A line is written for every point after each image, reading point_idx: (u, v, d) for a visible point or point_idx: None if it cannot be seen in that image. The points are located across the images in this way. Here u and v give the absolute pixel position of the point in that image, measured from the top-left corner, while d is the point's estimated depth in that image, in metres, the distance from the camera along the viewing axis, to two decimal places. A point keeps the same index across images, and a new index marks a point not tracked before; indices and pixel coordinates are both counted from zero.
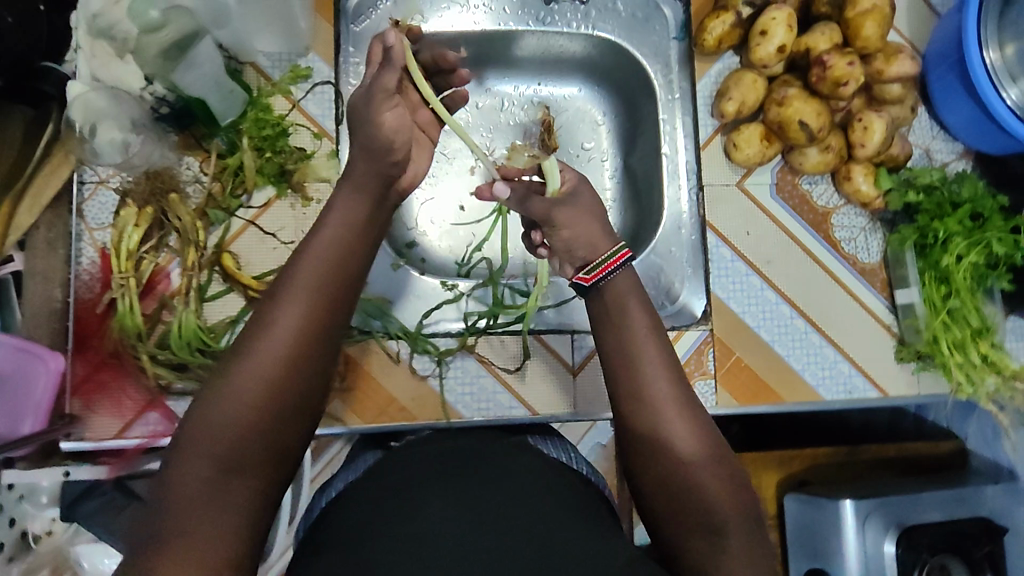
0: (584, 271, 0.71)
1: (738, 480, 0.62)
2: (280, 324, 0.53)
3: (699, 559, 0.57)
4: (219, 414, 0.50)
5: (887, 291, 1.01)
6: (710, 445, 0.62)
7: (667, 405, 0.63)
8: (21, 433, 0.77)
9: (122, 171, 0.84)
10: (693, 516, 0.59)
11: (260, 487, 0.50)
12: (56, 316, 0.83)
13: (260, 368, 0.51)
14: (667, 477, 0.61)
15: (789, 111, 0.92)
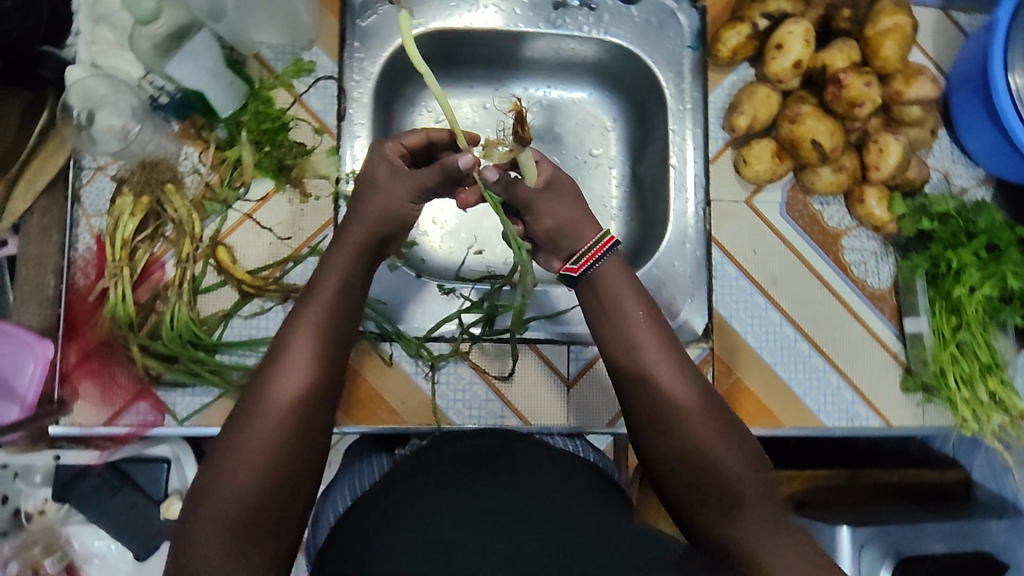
0: (571, 261, 0.73)
1: (748, 448, 0.64)
2: (278, 391, 0.58)
3: (720, 532, 0.59)
4: (232, 483, 0.54)
5: (897, 318, 0.98)
6: (714, 414, 0.65)
7: (672, 384, 0.65)
8: (10, 419, 0.78)
9: (120, 160, 0.83)
10: (715, 489, 0.60)
11: (270, 548, 0.54)
12: (48, 301, 0.82)
13: (264, 435, 0.56)
14: (681, 453, 0.62)
15: (802, 129, 0.89)
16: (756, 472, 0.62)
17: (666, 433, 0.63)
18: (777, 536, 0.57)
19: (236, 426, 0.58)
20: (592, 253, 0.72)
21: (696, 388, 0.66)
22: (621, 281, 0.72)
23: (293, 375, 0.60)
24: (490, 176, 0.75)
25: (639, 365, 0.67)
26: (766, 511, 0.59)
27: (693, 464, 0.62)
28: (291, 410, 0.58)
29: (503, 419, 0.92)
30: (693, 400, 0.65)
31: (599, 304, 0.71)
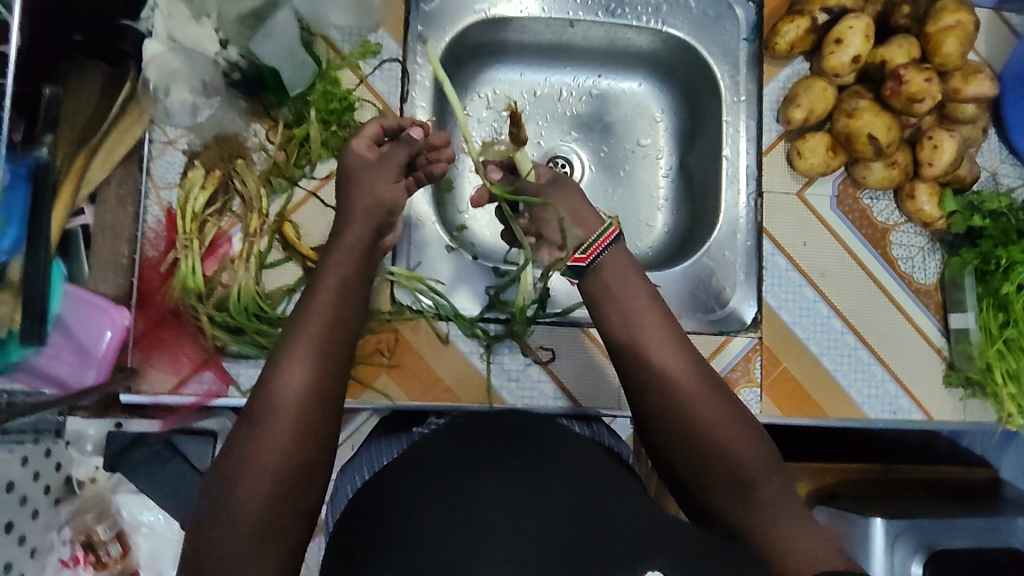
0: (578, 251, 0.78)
1: (752, 426, 0.69)
2: (283, 398, 0.61)
3: (733, 512, 0.64)
4: (245, 490, 0.57)
5: (941, 314, 1.00)
6: (718, 396, 0.70)
7: (675, 370, 0.71)
8: (85, 383, 0.78)
9: (191, 134, 0.86)
10: (721, 472, 0.65)
11: (285, 546, 0.57)
12: (122, 270, 0.83)
13: (274, 441, 0.59)
14: (688, 441, 0.67)
15: (858, 123, 0.90)
16: (762, 450, 0.67)
17: (675, 423, 0.68)
18: (785, 512, 0.62)
19: (247, 435, 0.60)
20: (598, 243, 0.78)
21: (700, 374, 0.71)
22: (626, 273, 0.78)
23: (293, 384, 0.61)
24: (496, 175, 0.90)
25: (644, 357, 0.72)
26: (774, 485, 0.64)
27: (700, 451, 0.67)
28: (298, 415, 0.60)
29: (555, 400, 0.94)
30: (697, 387, 0.70)
31: (606, 302, 0.77)
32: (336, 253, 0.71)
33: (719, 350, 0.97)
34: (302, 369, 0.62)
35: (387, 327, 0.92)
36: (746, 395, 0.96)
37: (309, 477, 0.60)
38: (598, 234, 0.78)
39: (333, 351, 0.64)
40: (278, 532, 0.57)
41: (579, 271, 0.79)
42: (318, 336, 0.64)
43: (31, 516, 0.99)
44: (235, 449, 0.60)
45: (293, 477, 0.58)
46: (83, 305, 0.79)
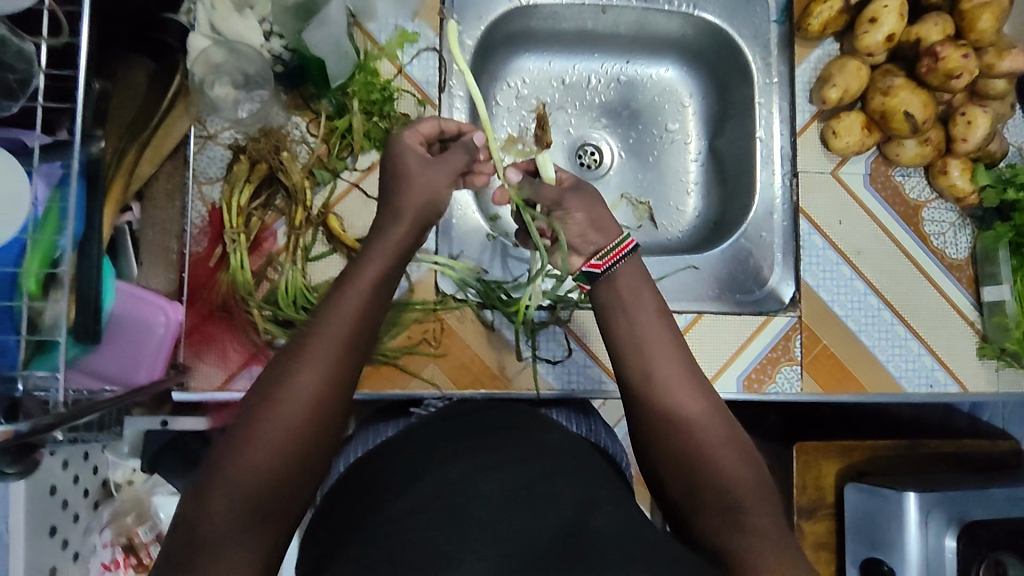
0: (595, 258, 0.74)
1: (754, 457, 0.63)
2: (304, 377, 0.56)
3: (720, 538, 0.58)
4: (247, 463, 0.53)
5: (973, 287, 1.02)
6: (718, 416, 0.65)
7: (677, 383, 0.66)
8: (139, 381, 0.76)
9: (234, 128, 0.85)
10: (714, 498, 0.60)
11: (279, 530, 0.54)
12: (172, 266, 0.85)
13: (290, 420, 0.55)
14: (682, 458, 0.63)
15: (894, 101, 0.92)
16: (761, 485, 0.61)
17: (674, 438, 0.63)
18: (776, 547, 0.56)
19: (258, 406, 0.56)
20: (616, 251, 0.73)
21: (706, 398, 0.65)
22: (637, 284, 0.72)
23: (312, 379, 0.57)
24: (513, 176, 0.85)
25: (650, 370, 0.66)
26: (764, 517, 0.58)
27: (695, 470, 0.62)
28: (318, 400, 0.56)
29: (600, 383, 0.95)
30: (701, 408, 0.64)
31: (612, 309, 0.71)
32: (377, 247, 0.66)
33: (761, 329, 0.97)
34: (329, 352, 0.58)
35: (432, 317, 0.92)
36: (788, 373, 0.97)
37: (311, 466, 0.56)
38: (616, 243, 0.73)
39: (358, 348, 0.60)
40: (273, 514, 0.53)
41: (594, 277, 0.73)
42: (352, 318, 0.60)
43: (73, 520, 0.97)
44: (245, 416, 0.57)
45: (298, 462, 0.55)
46: (137, 303, 0.78)
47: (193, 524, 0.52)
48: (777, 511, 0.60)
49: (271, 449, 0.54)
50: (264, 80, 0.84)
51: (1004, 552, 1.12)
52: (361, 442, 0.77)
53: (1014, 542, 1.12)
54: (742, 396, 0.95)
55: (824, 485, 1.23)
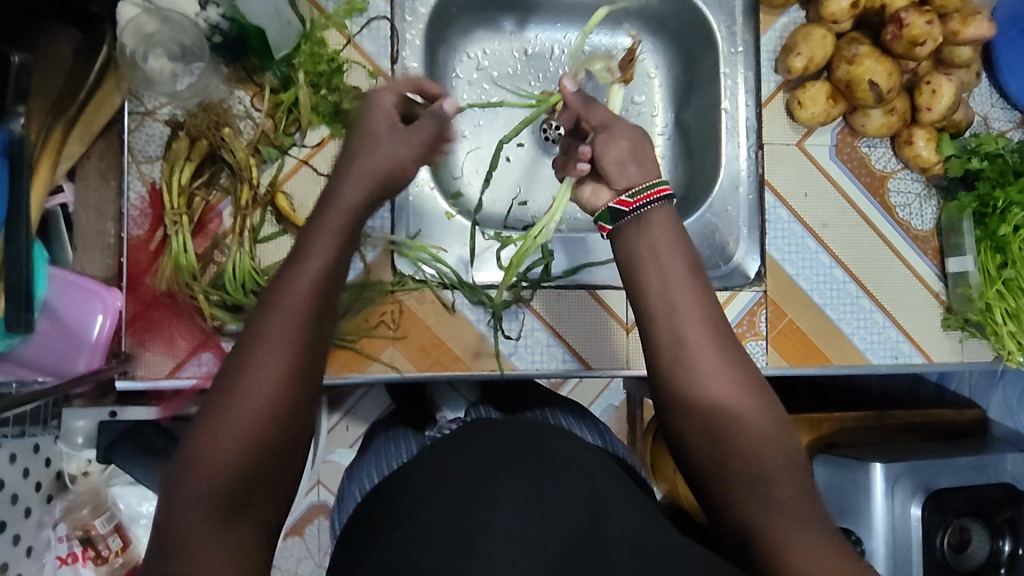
0: (626, 195, 0.71)
1: (784, 429, 0.62)
2: (264, 372, 0.52)
3: (747, 511, 0.58)
4: (211, 459, 0.51)
5: (938, 258, 1.01)
6: (753, 385, 0.63)
7: (710, 353, 0.63)
8: (75, 371, 0.76)
9: (172, 103, 0.80)
10: (743, 473, 0.59)
11: (259, 526, 0.52)
12: (110, 251, 0.81)
13: (251, 416, 0.52)
14: (713, 432, 0.61)
15: (859, 70, 0.90)
16: (789, 458, 0.60)
17: (699, 406, 0.62)
18: (807, 524, 0.57)
19: (219, 398, 0.53)
20: (651, 192, 0.69)
21: (735, 370, 0.63)
22: (669, 240, 0.68)
23: (271, 371, 0.53)
24: (570, 87, 0.76)
25: (681, 336, 0.64)
26: (795, 489, 0.59)
27: (724, 446, 0.61)
28: (280, 384, 0.53)
29: (565, 363, 0.93)
30: (730, 384, 0.62)
31: (642, 260, 0.67)
32: (331, 211, 0.59)
33: (726, 304, 0.96)
34: (283, 330, 0.53)
35: (390, 298, 0.90)
36: (753, 349, 0.96)
37: (284, 454, 0.53)
38: (651, 184, 0.70)
39: (316, 335, 0.55)
40: (250, 508, 0.51)
41: (621, 215, 0.71)
42: (309, 298, 0.55)
43: (23, 515, 0.94)
44: (206, 410, 0.54)
45: (265, 451, 0.52)
46: (74, 291, 0.76)
47: (167, 530, 0.50)
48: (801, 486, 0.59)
49: (236, 442, 0.51)
50: (200, 51, 0.79)
51: (967, 519, 1.14)
52: (375, 466, 0.73)
53: (976, 508, 1.14)
54: None
55: None
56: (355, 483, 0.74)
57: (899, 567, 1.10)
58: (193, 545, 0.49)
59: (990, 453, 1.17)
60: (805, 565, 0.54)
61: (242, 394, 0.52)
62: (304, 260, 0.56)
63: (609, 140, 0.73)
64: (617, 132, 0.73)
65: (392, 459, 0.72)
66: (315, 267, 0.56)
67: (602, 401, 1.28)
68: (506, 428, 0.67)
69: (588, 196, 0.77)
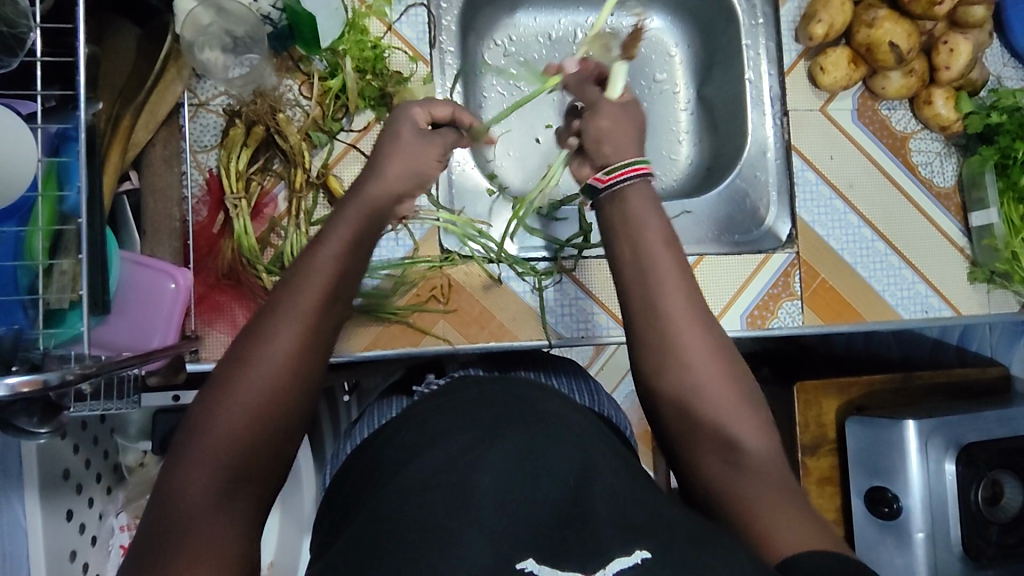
0: (602, 173, 0.73)
1: (762, 405, 0.65)
2: (275, 344, 0.57)
3: (720, 476, 0.61)
4: (222, 427, 0.53)
5: (961, 214, 1.04)
6: (714, 346, 0.66)
7: (682, 317, 0.66)
8: (152, 348, 0.75)
9: (226, 92, 0.84)
10: (710, 435, 0.63)
11: (257, 499, 0.53)
12: (175, 234, 0.83)
13: (263, 384, 0.55)
14: (684, 397, 0.64)
15: (879, 33, 0.94)
16: (757, 429, 0.63)
17: (673, 374, 0.65)
18: (772, 488, 0.59)
19: (229, 369, 0.56)
20: (624, 170, 0.72)
21: (711, 345, 0.66)
22: (645, 210, 0.71)
23: (282, 344, 0.57)
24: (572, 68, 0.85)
25: (688, 303, 0.67)
26: (761, 451, 0.62)
27: (694, 409, 0.64)
28: (291, 360, 0.56)
29: (609, 330, 0.95)
30: (709, 364, 0.65)
31: (619, 233, 0.70)
32: (351, 207, 0.67)
33: (760, 267, 0.99)
34: (299, 312, 0.58)
35: (438, 274, 0.92)
36: (789, 308, 1.00)
37: (286, 430, 0.56)
38: (626, 163, 0.72)
39: (325, 318, 0.60)
40: (253, 479, 0.53)
41: (596, 191, 0.73)
42: (327, 285, 0.61)
43: (87, 505, 0.95)
44: (213, 384, 0.56)
45: (273, 423, 0.55)
46: (145, 272, 0.76)
47: (170, 496, 0.50)
48: (778, 446, 0.64)
49: (245, 413, 0.54)
50: (253, 42, 0.83)
51: (999, 472, 1.18)
52: (365, 424, 0.80)
53: (1006, 460, 1.17)
54: (748, 331, 0.97)
55: (824, 423, 1.26)
56: (349, 438, 0.81)
57: (936, 524, 1.13)
58: (199, 511, 0.49)
59: (1015, 406, 1.20)
60: (779, 523, 0.56)
61: (257, 367, 0.55)
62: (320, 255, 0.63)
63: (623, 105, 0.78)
64: (603, 111, 0.77)
65: (381, 415, 0.79)
66: (327, 259, 0.63)
67: (624, 387, 1.29)
68: (549, 400, 0.70)
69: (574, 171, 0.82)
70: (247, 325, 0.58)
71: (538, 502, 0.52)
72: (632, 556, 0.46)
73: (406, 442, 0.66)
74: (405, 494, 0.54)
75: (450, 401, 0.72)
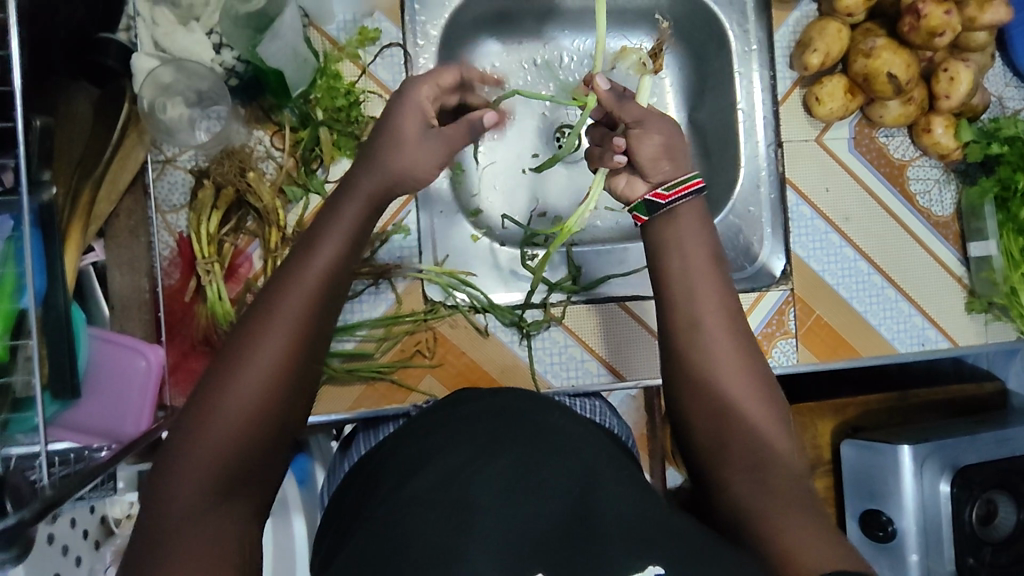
0: (661, 188, 0.71)
1: (788, 450, 0.62)
2: (265, 344, 0.53)
3: (744, 492, 0.58)
4: (212, 434, 0.50)
5: (959, 243, 1.02)
6: (753, 371, 0.65)
7: (722, 341, 0.66)
8: (124, 433, 0.72)
9: (195, 151, 0.80)
10: (742, 452, 0.60)
11: (247, 512, 0.51)
12: (146, 306, 0.79)
13: (253, 387, 0.52)
14: (716, 411, 0.63)
15: (877, 63, 0.90)
16: None
17: (708, 391, 0.64)
18: (799, 506, 0.56)
19: (219, 369, 0.53)
20: (684, 186, 0.71)
21: (753, 379, 0.65)
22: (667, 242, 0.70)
23: (274, 342, 0.53)
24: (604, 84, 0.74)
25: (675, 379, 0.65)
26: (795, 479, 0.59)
27: (730, 423, 0.62)
28: (284, 360, 0.53)
29: (600, 377, 0.93)
30: (745, 392, 0.64)
31: (667, 249, 0.70)
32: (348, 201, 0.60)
33: (756, 304, 0.97)
34: (291, 312, 0.54)
35: (424, 327, 0.89)
36: (784, 347, 0.97)
37: (280, 430, 0.53)
38: (680, 179, 0.71)
39: (320, 314, 0.55)
40: (244, 488, 0.51)
41: (655, 208, 0.71)
42: (321, 282, 0.56)
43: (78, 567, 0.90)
44: (203, 385, 0.53)
45: (262, 430, 0.52)
46: (114, 349, 0.73)
47: (158, 509, 0.49)
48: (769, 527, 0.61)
49: (234, 419, 0.51)
50: (219, 95, 0.79)
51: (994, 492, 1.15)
52: (363, 439, 0.81)
53: (1003, 480, 1.14)
54: None
55: (820, 444, 1.25)
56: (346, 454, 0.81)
57: (930, 545, 1.11)
58: (186, 521, 0.48)
59: (1011, 426, 1.18)
60: (803, 538, 0.52)
61: (247, 369, 0.52)
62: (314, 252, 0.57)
63: (643, 135, 0.73)
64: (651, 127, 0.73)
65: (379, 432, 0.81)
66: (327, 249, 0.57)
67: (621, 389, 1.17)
68: (547, 411, 0.62)
69: (623, 189, 0.75)
70: (239, 321, 0.55)
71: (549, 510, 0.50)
72: (645, 573, 0.45)
73: (384, 463, 0.60)
74: (393, 523, 0.49)
75: (438, 415, 0.64)
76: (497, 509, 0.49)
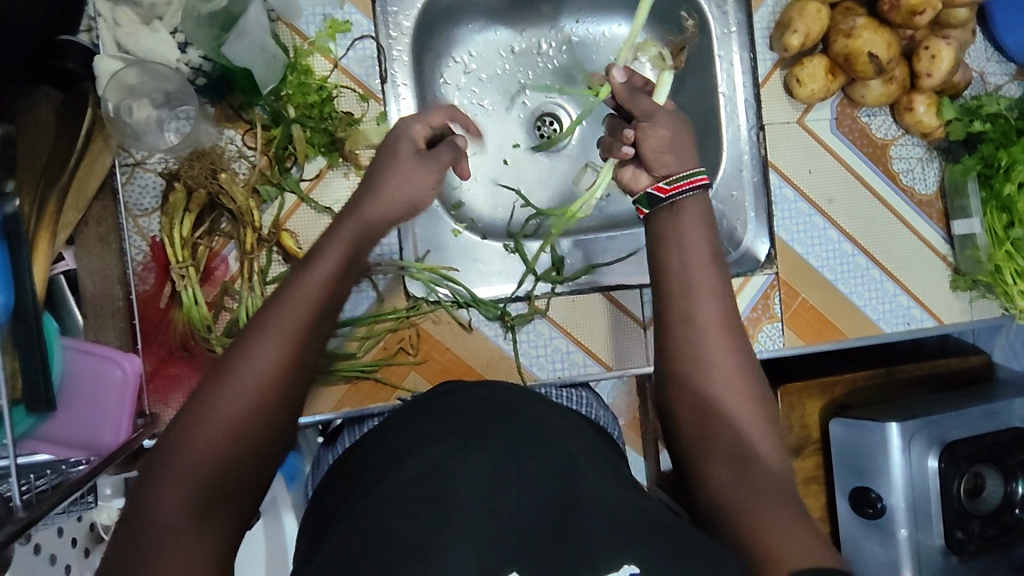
0: (661, 183, 0.74)
1: (769, 439, 0.61)
2: (261, 357, 0.53)
3: (725, 484, 0.57)
4: (202, 443, 0.50)
5: (944, 222, 1.01)
6: (741, 361, 0.65)
7: (713, 330, 0.65)
8: (105, 442, 0.71)
9: (165, 153, 0.78)
10: (727, 447, 0.60)
11: (231, 524, 0.50)
12: (121, 314, 0.78)
13: (246, 399, 0.52)
14: (700, 403, 0.63)
15: (858, 43, 0.89)
16: None
17: (694, 380, 0.63)
18: (783, 503, 0.55)
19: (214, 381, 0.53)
20: (684, 182, 0.72)
21: (740, 370, 0.64)
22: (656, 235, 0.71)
23: (270, 356, 0.53)
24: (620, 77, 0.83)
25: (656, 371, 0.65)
26: (778, 474, 0.58)
27: (715, 414, 0.62)
28: (279, 373, 0.53)
29: (587, 368, 0.92)
30: (731, 382, 0.63)
31: (668, 243, 0.70)
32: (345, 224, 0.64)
33: (740, 289, 0.96)
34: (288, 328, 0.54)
35: (407, 324, 0.88)
36: (769, 331, 0.97)
37: (270, 441, 0.52)
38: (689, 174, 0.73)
39: (315, 330, 0.56)
40: (228, 498, 0.50)
41: (656, 201, 0.74)
42: (318, 300, 0.56)
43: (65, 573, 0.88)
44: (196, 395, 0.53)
45: (252, 442, 0.51)
46: (90, 359, 0.73)
47: (140, 517, 0.47)
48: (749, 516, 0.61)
49: (224, 428, 0.51)
50: (186, 96, 0.78)
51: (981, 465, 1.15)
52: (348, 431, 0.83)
53: (990, 454, 1.14)
54: None
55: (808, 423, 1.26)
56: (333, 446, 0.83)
57: (919, 520, 1.11)
58: (168, 531, 0.47)
59: (998, 399, 1.17)
60: (783, 537, 0.51)
61: (241, 382, 0.52)
62: (313, 267, 0.58)
63: (651, 128, 0.77)
64: (660, 121, 0.77)
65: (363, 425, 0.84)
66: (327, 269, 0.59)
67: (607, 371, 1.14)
68: (530, 402, 0.62)
69: (629, 179, 0.80)
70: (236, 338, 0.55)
71: (528, 502, 0.48)
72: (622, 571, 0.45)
73: (364, 461, 0.60)
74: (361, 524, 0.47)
75: (423, 409, 0.64)
76: (475, 503, 0.47)
